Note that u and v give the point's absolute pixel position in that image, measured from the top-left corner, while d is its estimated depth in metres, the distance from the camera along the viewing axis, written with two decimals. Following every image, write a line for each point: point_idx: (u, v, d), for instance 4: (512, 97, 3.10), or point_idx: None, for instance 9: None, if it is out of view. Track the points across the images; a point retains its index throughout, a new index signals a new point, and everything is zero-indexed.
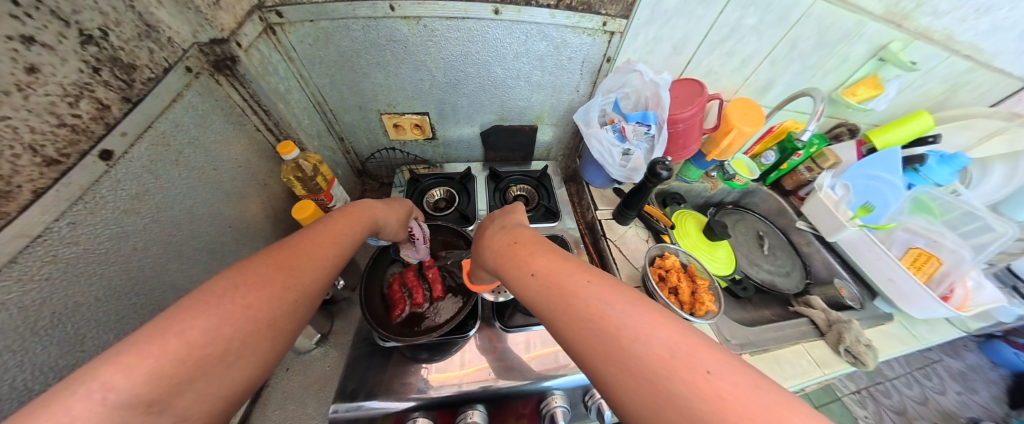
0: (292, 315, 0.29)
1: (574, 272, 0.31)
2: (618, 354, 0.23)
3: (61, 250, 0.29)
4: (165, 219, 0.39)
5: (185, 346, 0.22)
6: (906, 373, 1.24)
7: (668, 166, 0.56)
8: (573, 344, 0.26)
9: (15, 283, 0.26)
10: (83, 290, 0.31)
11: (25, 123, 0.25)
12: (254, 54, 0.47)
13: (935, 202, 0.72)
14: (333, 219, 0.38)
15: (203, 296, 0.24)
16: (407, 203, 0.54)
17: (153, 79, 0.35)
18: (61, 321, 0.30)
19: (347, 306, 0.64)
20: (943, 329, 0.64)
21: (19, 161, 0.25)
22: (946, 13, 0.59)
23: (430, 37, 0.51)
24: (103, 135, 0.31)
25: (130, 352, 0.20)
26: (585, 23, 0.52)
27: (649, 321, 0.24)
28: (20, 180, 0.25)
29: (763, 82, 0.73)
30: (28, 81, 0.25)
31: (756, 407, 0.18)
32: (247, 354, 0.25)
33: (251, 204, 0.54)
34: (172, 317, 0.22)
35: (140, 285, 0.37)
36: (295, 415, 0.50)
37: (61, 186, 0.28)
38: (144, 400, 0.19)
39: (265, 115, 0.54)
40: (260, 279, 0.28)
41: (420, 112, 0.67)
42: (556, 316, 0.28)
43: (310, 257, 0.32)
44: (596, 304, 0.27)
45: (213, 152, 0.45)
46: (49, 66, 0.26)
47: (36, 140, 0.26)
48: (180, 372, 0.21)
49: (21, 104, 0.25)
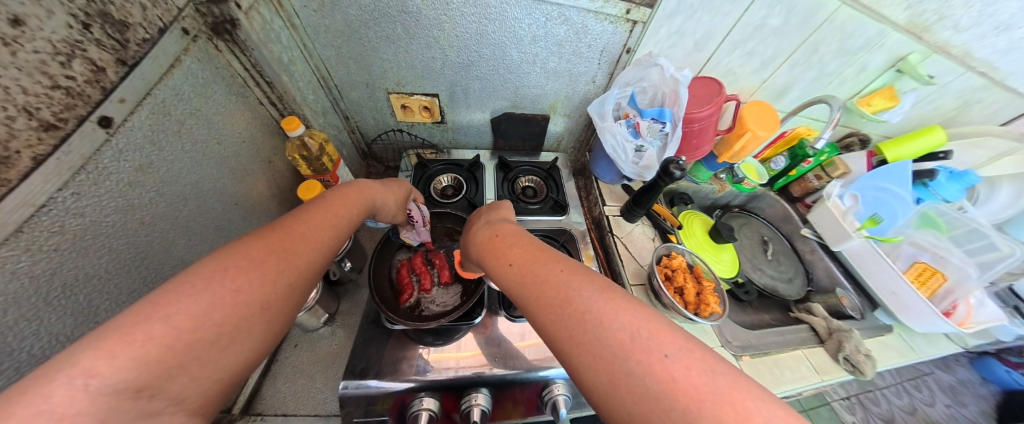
0: (287, 298, 0.27)
1: (548, 261, 0.30)
2: (583, 338, 0.23)
3: (68, 221, 0.27)
4: (171, 193, 0.37)
5: (171, 331, 0.20)
6: (896, 383, 1.26)
7: (681, 166, 0.54)
8: (543, 327, 0.27)
9: (24, 252, 0.25)
10: (93, 261, 0.30)
11: (16, 83, 0.23)
12: (255, 18, 0.43)
13: (942, 217, 0.73)
14: (327, 201, 0.36)
15: (188, 279, 0.22)
16: (405, 185, 0.52)
17: (148, 41, 0.32)
18: (72, 292, 0.29)
19: (352, 288, 0.62)
20: (942, 344, 0.66)
21: (15, 125, 0.23)
22: (968, 28, 0.58)
23: (445, 11, 0.48)
24: (101, 101, 0.29)
25: (111, 337, 0.18)
26: (609, 9, 0.50)
27: (612, 306, 0.24)
28: (17, 146, 0.23)
29: (780, 86, 0.72)
30: (14, 35, 0.22)
31: (702, 388, 0.19)
32: (241, 338, 0.23)
33: (256, 181, 0.52)
34: (156, 301, 0.20)
35: (151, 258, 0.36)
36: (305, 389, 0.50)
37: (62, 153, 0.26)
38: (132, 385, 0.18)
39: (268, 88, 0.51)
40: (251, 261, 0.25)
41: (429, 94, 0.65)
42: (529, 304, 0.28)
43: (304, 240, 0.30)
44: (564, 292, 0.26)
45: (216, 124, 0.43)
46: (34, 19, 0.23)
47: (30, 102, 0.24)
48: (168, 358, 0.19)
49: (10, 61, 0.22)
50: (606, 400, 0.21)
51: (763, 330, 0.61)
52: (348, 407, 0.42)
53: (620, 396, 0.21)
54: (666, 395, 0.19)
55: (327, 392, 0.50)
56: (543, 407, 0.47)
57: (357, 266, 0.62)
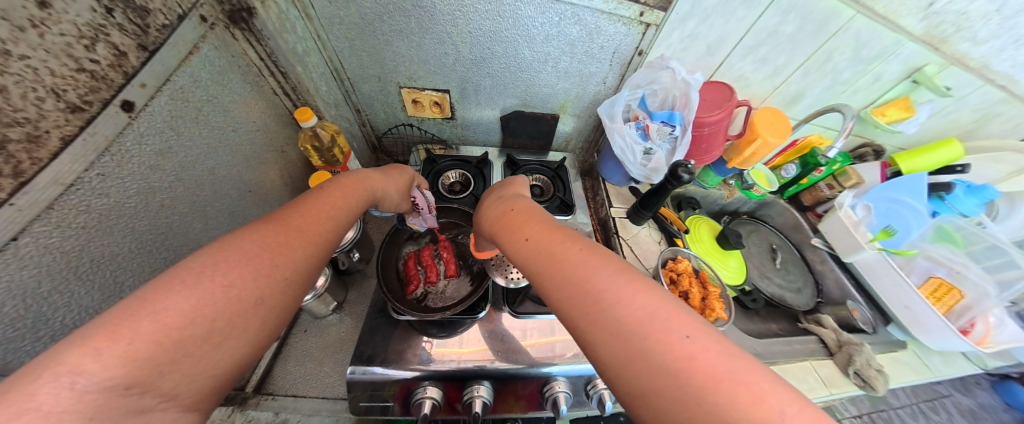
0: (283, 293, 0.26)
1: (565, 240, 0.30)
2: (599, 315, 0.23)
3: (95, 201, 0.28)
4: (189, 178, 0.38)
5: (161, 328, 0.19)
6: (911, 404, 1.06)
7: (690, 170, 0.54)
8: (557, 303, 0.27)
9: (54, 228, 0.26)
10: (118, 240, 0.31)
11: (44, 65, 0.24)
12: (271, 7, 0.44)
13: (958, 232, 0.71)
14: (326, 192, 0.36)
15: (177, 274, 0.21)
16: (408, 172, 0.52)
17: (167, 27, 0.33)
18: (100, 267, 0.30)
19: (361, 278, 0.62)
20: (957, 362, 0.64)
21: (44, 106, 0.24)
22: (986, 40, 0.57)
23: (459, 8, 0.49)
24: (123, 85, 0.30)
25: (99, 334, 0.18)
26: (622, 11, 0.50)
27: (631, 287, 0.24)
28: (47, 125, 0.24)
29: (793, 93, 0.71)
30: (42, 17, 0.23)
31: (720, 368, 0.19)
32: (235, 334, 0.22)
33: (269, 169, 0.53)
34: (146, 297, 0.20)
35: (172, 240, 0.37)
36: (314, 372, 0.50)
37: (88, 135, 0.27)
38: (121, 382, 0.17)
39: (282, 78, 0.53)
40: (244, 255, 0.24)
41: (441, 90, 0.65)
42: (545, 280, 0.28)
43: (301, 233, 0.29)
44: (583, 270, 0.26)
45: (232, 112, 0.44)
46: (60, 2, 0.24)
47: (57, 84, 0.25)
48: (158, 355, 0.19)
49: (38, 43, 0.23)
50: (618, 374, 0.22)
51: (770, 339, 0.60)
52: (354, 392, 0.43)
53: (635, 372, 0.21)
54: (681, 371, 0.19)
55: (334, 377, 0.50)
56: (543, 403, 0.46)
57: (366, 257, 0.62)
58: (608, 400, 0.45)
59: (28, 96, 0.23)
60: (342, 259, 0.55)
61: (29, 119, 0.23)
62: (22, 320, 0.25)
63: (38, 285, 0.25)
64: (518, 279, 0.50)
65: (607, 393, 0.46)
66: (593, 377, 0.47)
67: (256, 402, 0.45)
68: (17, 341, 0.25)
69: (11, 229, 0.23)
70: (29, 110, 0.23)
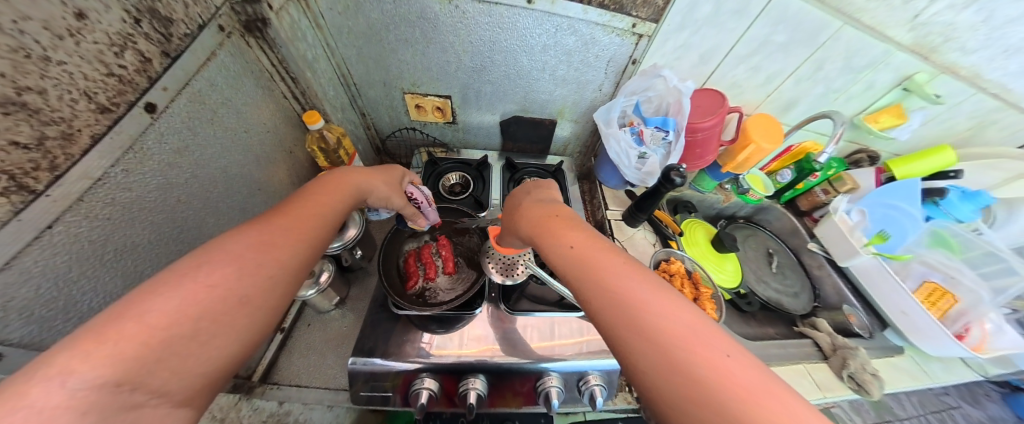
0: (269, 291, 0.26)
1: (605, 250, 0.30)
2: (638, 323, 0.23)
3: (119, 194, 0.31)
4: (203, 175, 0.41)
5: (146, 327, 0.19)
6: None
7: (682, 173, 0.56)
8: (592, 308, 0.27)
9: (83, 219, 0.28)
10: (138, 231, 0.33)
11: (78, 70, 0.26)
12: (284, 17, 0.47)
13: (954, 238, 0.71)
14: (311, 192, 0.37)
15: (159, 279, 0.22)
16: (397, 169, 0.53)
17: (188, 35, 0.36)
18: (122, 256, 0.32)
19: (363, 275, 0.64)
20: (958, 370, 0.63)
21: (77, 106, 0.27)
22: (976, 49, 0.58)
23: (461, 19, 0.52)
24: (147, 88, 0.33)
25: (85, 337, 0.18)
26: (616, 23, 0.53)
27: (670, 302, 0.24)
28: (79, 124, 0.27)
29: (786, 100, 0.73)
30: (78, 27, 0.26)
31: (760, 391, 0.18)
32: (222, 332, 0.22)
33: (278, 169, 0.56)
34: (130, 300, 0.20)
35: (186, 233, 0.39)
36: (316, 365, 0.52)
37: (114, 133, 0.30)
38: (111, 380, 0.17)
39: (293, 83, 0.56)
40: (226, 256, 0.25)
41: (443, 95, 0.68)
42: (582, 285, 0.28)
43: (284, 231, 0.30)
44: (623, 280, 0.26)
45: (245, 114, 0.47)
46: (94, 13, 0.27)
47: (89, 87, 0.28)
48: (145, 353, 0.19)
49: (74, 50, 0.26)
50: (652, 383, 0.21)
51: (764, 342, 0.60)
52: (355, 382, 0.44)
53: (670, 383, 0.20)
54: (721, 389, 0.19)
55: (336, 369, 0.52)
56: (537, 399, 0.47)
57: (367, 255, 0.64)
58: (598, 396, 0.46)
59: (64, 98, 0.26)
60: (345, 256, 0.56)
61: (63, 118, 0.26)
62: (54, 301, 0.27)
63: (69, 269, 0.28)
64: (513, 275, 0.51)
65: (599, 389, 0.46)
66: (585, 374, 0.47)
67: (262, 391, 0.46)
68: (52, 320, 0.27)
69: (47, 218, 0.25)
70: (64, 110, 0.26)
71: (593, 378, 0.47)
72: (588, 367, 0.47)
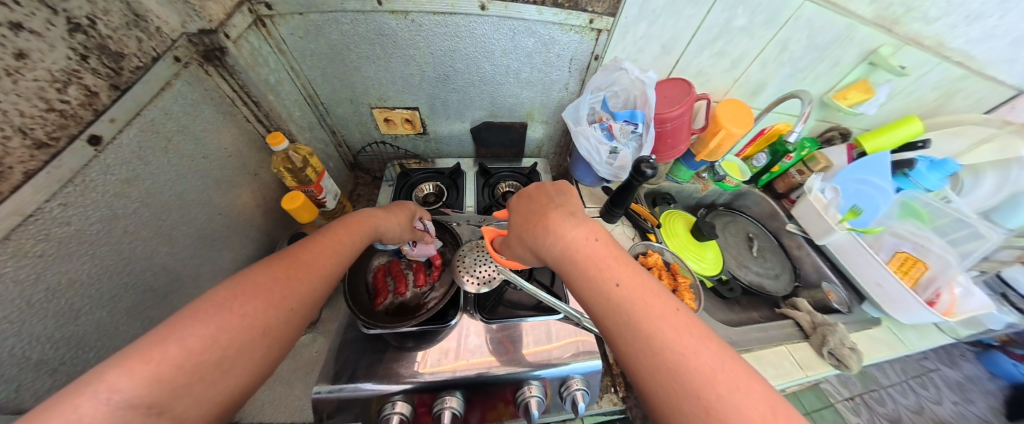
0: (289, 323, 0.28)
1: (660, 296, 0.27)
2: (705, 393, 0.21)
3: (55, 229, 0.30)
4: (156, 205, 0.40)
5: (183, 351, 0.22)
6: (900, 381, 1.11)
7: (653, 165, 0.54)
8: (647, 366, 0.24)
9: (10, 257, 0.27)
10: (76, 266, 0.32)
11: (15, 107, 0.26)
12: (243, 45, 0.46)
13: (924, 207, 0.73)
14: (332, 229, 0.38)
15: (201, 305, 0.24)
16: (409, 206, 0.52)
17: (141, 68, 0.36)
18: (55, 295, 0.31)
19: (336, 296, 0.64)
20: (932, 335, 0.64)
21: (9, 143, 0.26)
22: (938, 18, 0.58)
23: (419, 31, 0.51)
24: (92, 121, 0.32)
25: (135, 355, 0.20)
26: (572, 20, 0.52)
27: (737, 371, 0.22)
28: (12, 161, 0.26)
29: (754, 83, 0.73)
30: (17, 66, 0.26)
31: None
32: (242, 362, 0.24)
33: (242, 192, 0.56)
34: (174, 324, 0.23)
35: (133, 265, 0.38)
36: (283, 396, 0.51)
37: (53, 167, 0.29)
38: (144, 402, 0.19)
39: (255, 107, 0.54)
40: (257, 288, 0.27)
41: (410, 107, 0.68)
42: (636, 337, 0.25)
43: (308, 268, 0.32)
44: (683, 339, 0.24)
45: (203, 140, 0.46)
46: (37, 52, 0.27)
47: (25, 124, 0.27)
48: (177, 376, 0.21)
49: (11, 89, 0.26)
50: None
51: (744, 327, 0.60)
52: (322, 413, 0.43)
53: None
54: None
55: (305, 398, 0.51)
56: (518, 409, 0.47)
57: None
58: (580, 401, 0.46)
59: None
60: None
61: None
62: None
63: None
64: (490, 282, 0.52)
65: (580, 394, 0.46)
66: (567, 378, 0.47)
67: None
68: None
69: None
70: None
71: (575, 382, 0.47)
72: (571, 371, 0.47)
